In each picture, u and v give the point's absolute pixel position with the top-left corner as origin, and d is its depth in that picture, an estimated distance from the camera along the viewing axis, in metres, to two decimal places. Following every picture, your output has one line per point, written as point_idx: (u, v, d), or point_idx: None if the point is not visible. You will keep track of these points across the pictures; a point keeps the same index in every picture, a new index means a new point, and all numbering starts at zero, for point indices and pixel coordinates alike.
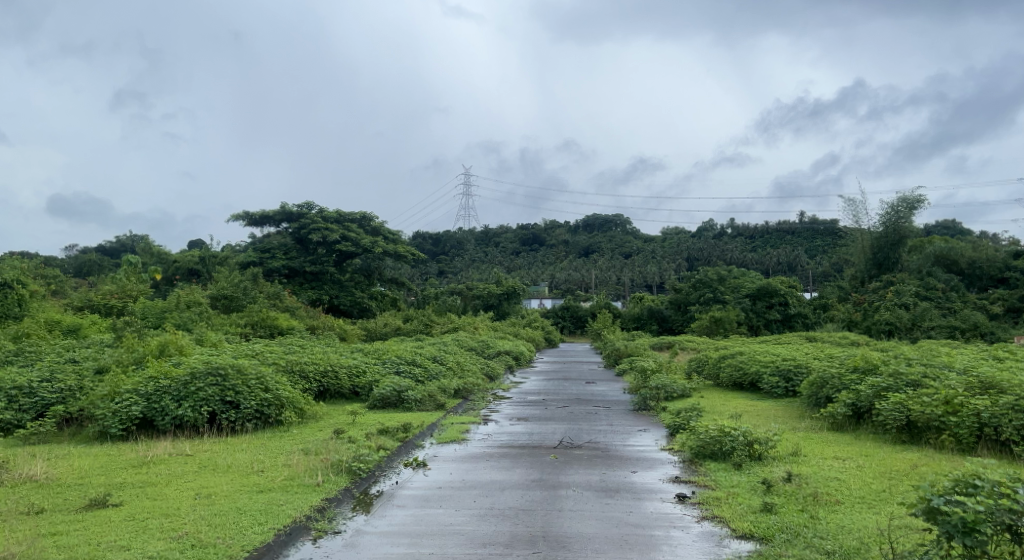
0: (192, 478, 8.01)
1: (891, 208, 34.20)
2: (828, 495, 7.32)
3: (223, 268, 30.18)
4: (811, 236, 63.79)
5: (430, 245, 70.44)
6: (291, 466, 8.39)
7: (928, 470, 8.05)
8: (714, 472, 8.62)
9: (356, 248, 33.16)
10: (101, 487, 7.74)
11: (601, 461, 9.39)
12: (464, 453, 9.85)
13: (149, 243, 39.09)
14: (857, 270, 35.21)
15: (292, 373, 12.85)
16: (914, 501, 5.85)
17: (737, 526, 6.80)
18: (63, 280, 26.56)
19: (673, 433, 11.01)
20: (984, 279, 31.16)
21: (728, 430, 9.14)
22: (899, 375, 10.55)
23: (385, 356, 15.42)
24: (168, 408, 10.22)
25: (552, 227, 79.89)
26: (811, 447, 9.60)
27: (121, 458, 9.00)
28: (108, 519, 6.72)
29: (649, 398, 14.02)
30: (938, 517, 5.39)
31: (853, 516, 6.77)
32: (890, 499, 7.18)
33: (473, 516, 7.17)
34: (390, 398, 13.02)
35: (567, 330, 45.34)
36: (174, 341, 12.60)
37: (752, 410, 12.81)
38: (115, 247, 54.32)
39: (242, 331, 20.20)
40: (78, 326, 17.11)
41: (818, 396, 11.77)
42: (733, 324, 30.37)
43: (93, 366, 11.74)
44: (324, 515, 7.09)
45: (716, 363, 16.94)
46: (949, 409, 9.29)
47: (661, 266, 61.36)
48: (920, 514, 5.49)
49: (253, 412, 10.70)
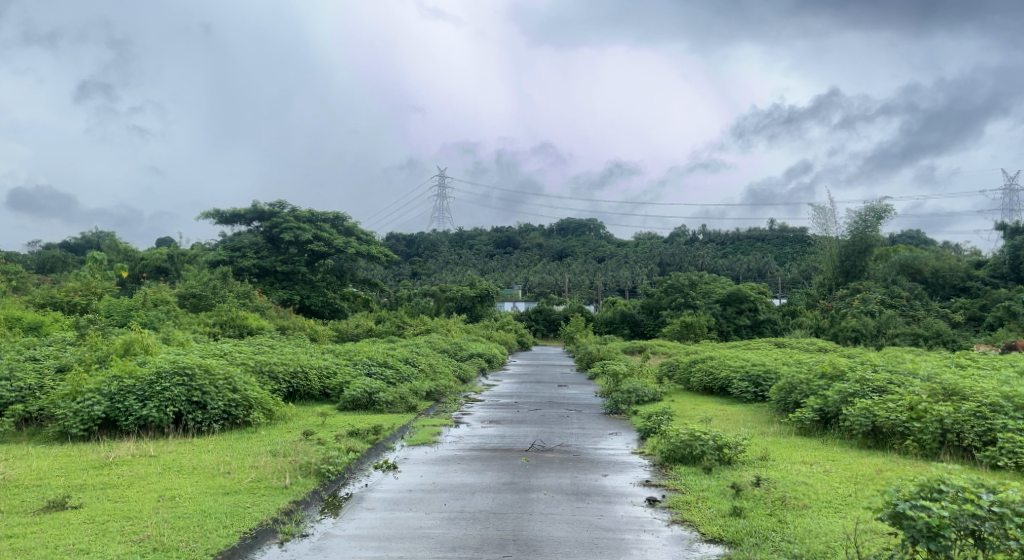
0: (156, 479, 7.89)
1: (859, 218, 34.95)
2: (795, 499, 7.35)
3: (190, 268, 29.86)
4: (781, 242, 64.63)
5: (404, 246, 70.15)
6: (258, 468, 8.30)
7: (893, 475, 8.13)
8: (685, 476, 8.66)
9: (329, 248, 33.03)
10: (61, 488, 7.62)
11: (573, 465, 9.39)
12: (435, 456, 9.80)
13: (115, 239, 38.61)
14: (825, 277, 35.63)
15: (261, 374, 12.75)
16: (880, 506, 5.90)
17: (707, 530, 6.81)
18: (26, 277, 26.16)
19: (644, 436, 11.05)
20: (947, 289, 31.98)
21: (699, 434, 9.17)
22: (865, 382, 10.74)
23: (356, 357, 15.30)
24: (132, 408, 10.10)
25: (527, 230, 80.14)
26: (779, 451, 9.68)
27: (83, 459, 8.85)
28: (65, 522, 6.57)
29: (621, 402, 14.11)
30: (903, 522, 5.45)
31: (820, 520, 6.81)
32: (856, 503, 7.24)
33: (443, 519, 7.12)
34: (361, 400, 12.93)
35: (540, 334, 45.39)
36: (139, 339, 12.46)
37: (723, 415, 12.85)
38: (81, 243, 53.59)
39: (210, 331, 20.02)
40: (39, 323, 16.86)
41: (787, 401, 11.89)
42: (703, 329, 30.59)
43: (54, 364, 11.52)
44: (291, 518, 6.99)
45: (687, 369, 17.02)
46: (913, 415, 9.41)
47: (633, 271, 61.63)
48: (886, 518, 5.54)
49: (220, 412, 10.62)
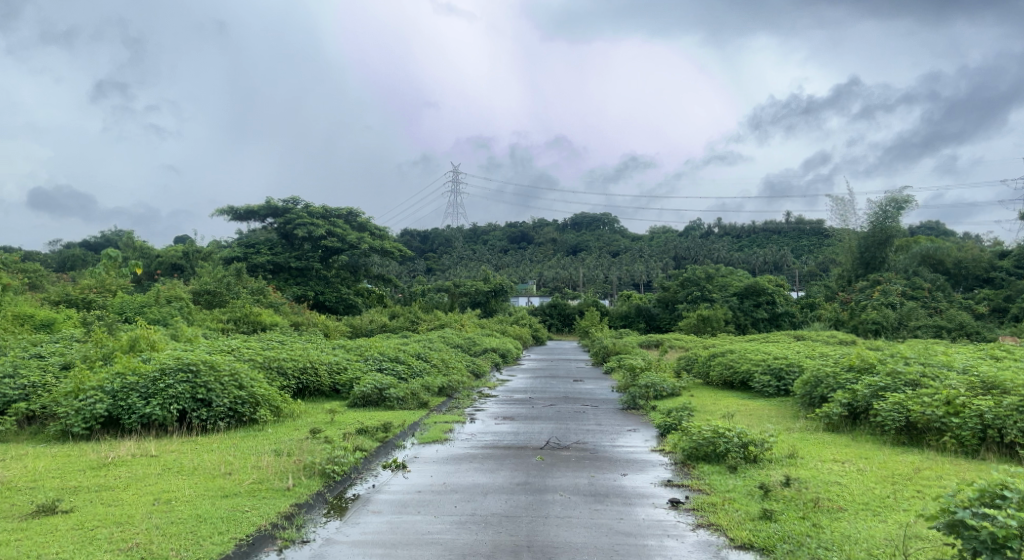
0: (153, 481, 7.51)
1: (879, 208, 34.24)
2: (830, 501, 6.89)
3: (203, 265, 29.67)
4: (797, 235, 63.88)
5: (418, 242, 69.81)
6: (260, 468, 7.91)
7: (932, 476, 7.64)
8: (709, 475, 8.22)
9: (342, 244, 32.65)
10: (53, 491, 7.24)
11: (589, 463, 8.98)
12: (446, 454, 9.40)
13: (130, 237, 38.49)
14: (844, 269, 34.97)
15: (269, 370, 12.40)
16: (934, 514, 5.44)
17: (736, 535, 6.35)
18: (41, 275, 25.99)
19: (664, 433, 10.59)
20: (970, 279, 31.30)
21: (723, 431, 8.73)
22: (898, 375, 10.24)
23: (367, 353, 14.93)
24: (135, 407, 9.74)
25: (541, 224, 79.68)
26: (807, 448, 9.23)
27: (81, 459, 8.50)
28: (53, 528, 6.19)
29: (638, 397, 13.64)
30: (964, 533, 4.98)
31: (859, 524, 6.33)
32: (897, 506, 6.76)
33: (453, 523, 6.70)
34: (371, 396, 12.51)
35: (555, 328, 44.91)
36: (145, 336, 12.14)
37: (746, 410, 12.42)
38: (98, 242, 53.70)
39: (222, 327, 19.70)
40: (51, 320, 16.59)
41: (812, 396, 11.43)
42: (720, 323, 30.00)
43: (58, 361, 11.21)
44: (293, 523, 6.59)
45: (706, 362, 16.53)
46: (950, 410, 8.96)
47: (648, 265, 61.10)
48: (943, 527, 5.07)
49: (226, 410, 10.26)
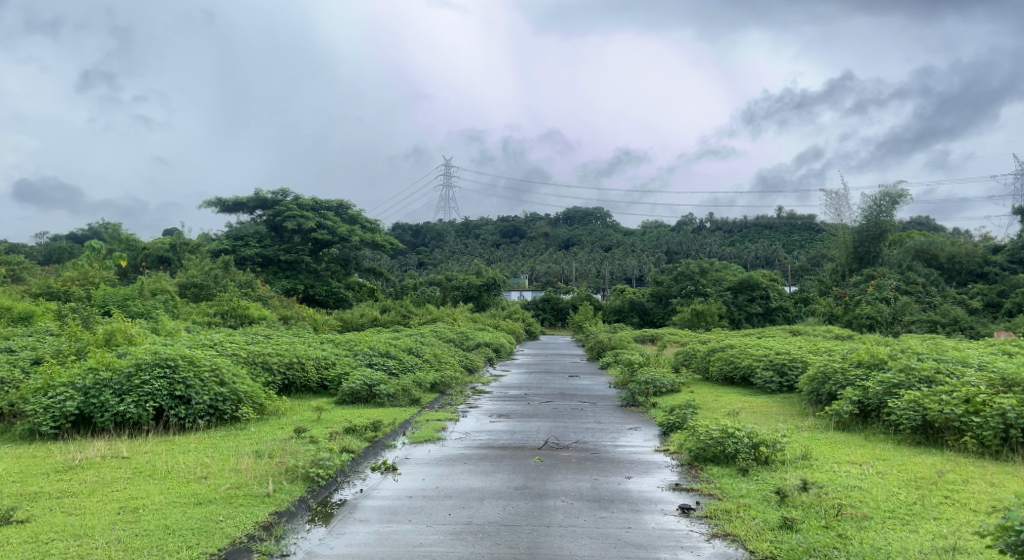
0: (122, 486, 6.95)
1: (873, 203, 33.63)
2: (852, 508, 6.39)
3: (190, 257, 29.02)
4: (789, 230, 63.58)
5: (409, 235, 69.23)
6: (238, 472, 7.34)
7: (958, 481, 7.13)
8: (719, 478, 7.68)
9: (333, 237, 31.95)
10: (10, 498, 6.65)
11: (591, 464, 8.43)
12: (439, 455, 8.84)
13: (116, 230, 37.71)
14: (837, 264, 34.56)
15: (254, 365, 11.83)
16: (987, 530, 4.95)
17: (757, 547, 5.84)
18: (24, 266, 25.29)
19: (666, 432, 10.04)
20: (964, 275, 30.96)
21: (733, 430, 8.22)
22: (912, 371, 9.70)
23: (356, 348, 14.33)
24: (108, 404, 9.16)
25: (533, 218, 79.13)
26: (820, 449, 8.71)
27: (47, 460, 7.93)
28: (4, 540, 5.62)
29: (638, 394, 13.15)
30: None
31: (889, 534, 5.82)
32: (924, 514, 6.26)
33: (447, 533, 6.16)
34: (361, 392, 11.97)
35: (547, 323, 44.45)
36: (122, 329, 11.53)
37: (749, 407, 11.91)
38: (85, 235, 52.85)
39: (207, 320, 19.07)
40: (29, 313, 15.96)
41: (820, 393, 10.91)
42: (714, 317, 29.53)
43: (29, 356, 10.61)
44: (271, 534, 6.03)
45: (705, 356, 16.00)
46: (970, 409, 8.48)
47: (640, 259, 60.65)
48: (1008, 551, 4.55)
49: (205, 407, 9.68)
